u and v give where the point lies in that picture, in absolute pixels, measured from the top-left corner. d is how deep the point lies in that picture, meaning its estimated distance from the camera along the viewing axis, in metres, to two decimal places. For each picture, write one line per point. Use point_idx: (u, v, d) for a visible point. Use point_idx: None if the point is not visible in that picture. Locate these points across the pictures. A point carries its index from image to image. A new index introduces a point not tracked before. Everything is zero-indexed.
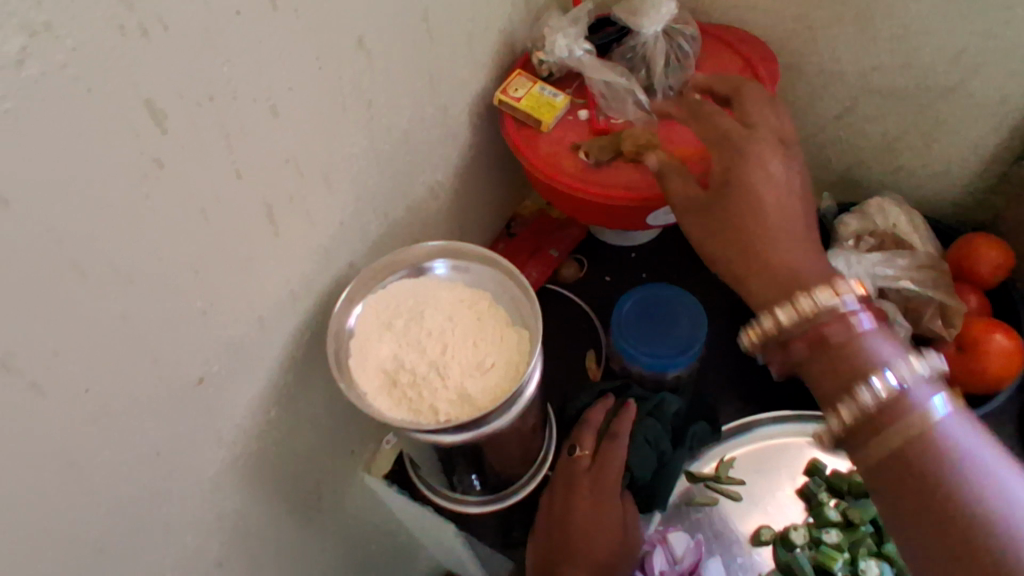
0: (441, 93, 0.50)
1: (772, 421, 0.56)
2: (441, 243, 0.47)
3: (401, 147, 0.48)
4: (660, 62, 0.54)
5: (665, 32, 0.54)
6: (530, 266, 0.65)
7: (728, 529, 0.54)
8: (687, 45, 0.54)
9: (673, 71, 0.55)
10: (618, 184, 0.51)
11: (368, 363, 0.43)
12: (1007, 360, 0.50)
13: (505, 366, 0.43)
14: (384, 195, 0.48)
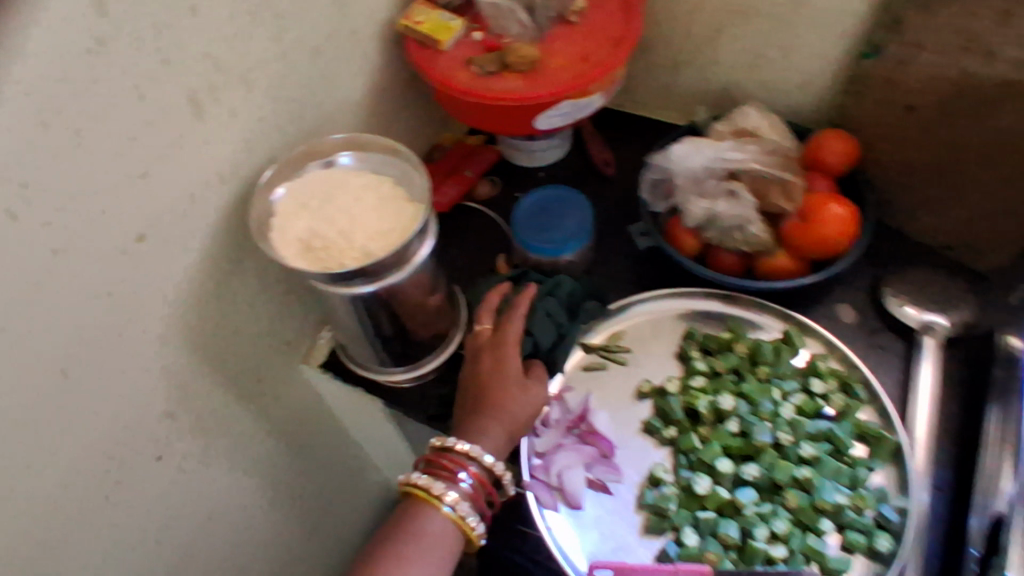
0: (350, 17, 0.58)
1: (653, 298, 0.66)
2: (345, 136, 0.56)
3: (314, 61, 0.56)
4: None
5: None
6: (447, 184, 0.74)
7: (614, 388, 0.63)
8: None
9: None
10: (505, 88, 0.60)
11: (286, 233, 0.51)
12: (840, 225, 0.59)
13: (400, 228, 0.52)
14: (301, 102, 0.56)
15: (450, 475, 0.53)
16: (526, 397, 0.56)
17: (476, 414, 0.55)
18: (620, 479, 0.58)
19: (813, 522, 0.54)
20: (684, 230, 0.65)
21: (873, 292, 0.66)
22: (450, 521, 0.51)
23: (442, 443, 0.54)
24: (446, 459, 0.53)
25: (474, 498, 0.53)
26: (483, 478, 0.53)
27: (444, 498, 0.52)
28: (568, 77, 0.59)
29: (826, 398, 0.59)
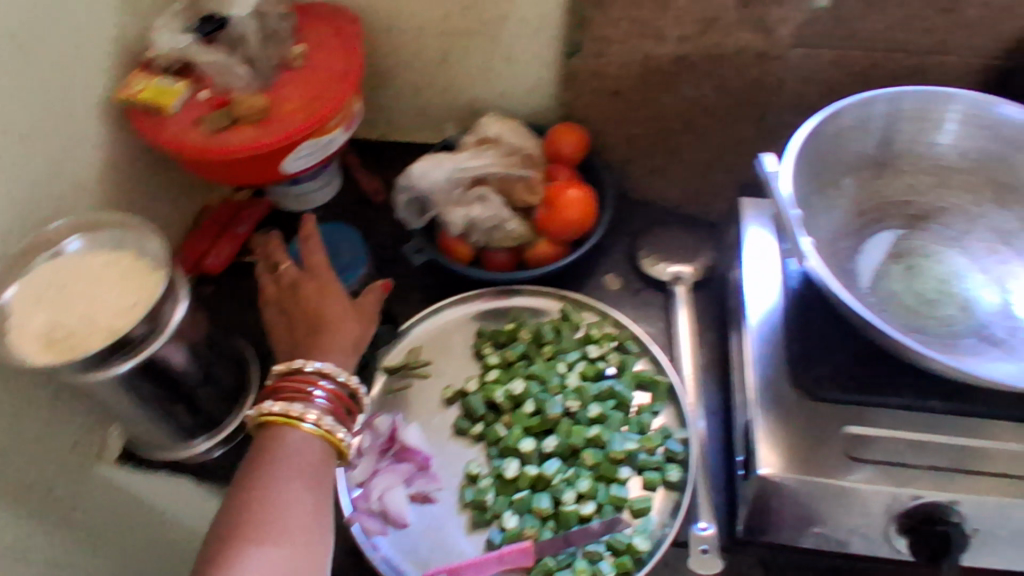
0: (59, 96, 0.57)
1: (443, 307, 0.70)
2: (71, 221, 0.55)
3: (25, 148, 0.54)
4: (252, 38, 0.65)
5: (253, 15, 0.65)
6: (219, 244, 0.74)
7: (421, 401, 0.65)
8: (277, 22, 0.66)
9: (265, 43, 0.65)
10: (240, 141, 0.61)
11: (23, 333, 0.51)
12: (581, 207, 0.67)
13: (145, 299, 0.54)
14: (20, 192, 0.54)
15: (302, 392, 0.52)
16: (354, 316, 0.60)
17: (309, 339, 0.57)
18: (440, 485, 0.60)
19: (613, 472, 0.59)
20: (453, 240, 0.69)
21: (632, 260, 0.75)
22: (314, 429, 0.50)
23: (287, 373, 0.53)
24: (295, 382, 0.52)
25: (335, 411, 0.52)
26: (339, 396, 0.53)
27: (303, 412, 0.51)
28: (299, 120, 0.62)
29: (604, 361, 0.66)
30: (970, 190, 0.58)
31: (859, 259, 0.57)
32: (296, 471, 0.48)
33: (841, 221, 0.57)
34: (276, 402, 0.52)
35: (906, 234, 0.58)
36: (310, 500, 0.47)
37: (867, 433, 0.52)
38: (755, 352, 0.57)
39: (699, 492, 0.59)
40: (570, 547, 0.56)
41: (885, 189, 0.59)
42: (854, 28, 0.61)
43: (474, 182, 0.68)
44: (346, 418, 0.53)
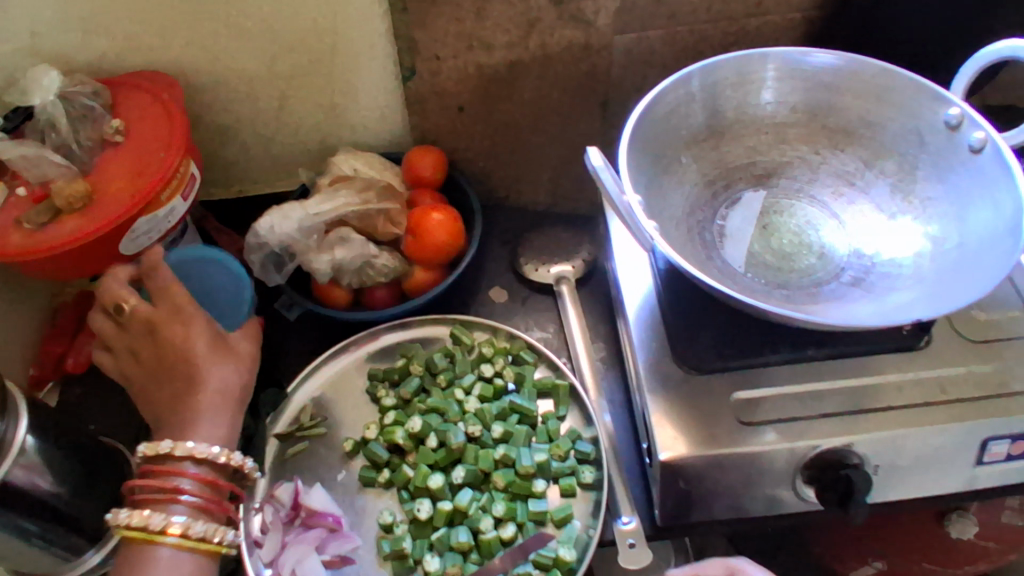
0: None
1: (329, 358, 0.67)
2: None
3: None
4: (63, 121, 0.61)
5: (61, 96, 0.62)
6: (79, 341, 0.69)
7: (321, 458, 0.63)
8: (90, 101, 0.63)
9: (80, 125, 0.63)
10: (68, 232, 0.58)
11: None
12: (445, 229, 0.66)
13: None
14: None
15: (169, 497, 0.50)
16: (220, 357, 0.55)
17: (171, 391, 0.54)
18: (356, 543, 0.57)
19: (528, 488, 0.58)
20: (326, 287, 0.67)
21: (514, 267, 0.74)
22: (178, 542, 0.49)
23: (150, 467, 0.51)
24: (163, 482, 0.51)
25: (203, 512, 0.51)
26: (213, 486, 0.52)
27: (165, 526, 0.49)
28: (127, 199, 0.59)
29: (501, 376, 0.64)
30: (805, 141, 0.60)
31: (716, 227, 0.57)
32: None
33: (691, 195, 0.58)
34: (136, 510, 0.50)
35: (757, 194, 0.59)
36: None
37: (756, 397, 0.52)
38: (637, 337, 0.56)
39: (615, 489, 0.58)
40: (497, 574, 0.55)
41: (727, 156, 0.60)
42: (669, 6, 0.64)
43: (333, 224, 0.66)
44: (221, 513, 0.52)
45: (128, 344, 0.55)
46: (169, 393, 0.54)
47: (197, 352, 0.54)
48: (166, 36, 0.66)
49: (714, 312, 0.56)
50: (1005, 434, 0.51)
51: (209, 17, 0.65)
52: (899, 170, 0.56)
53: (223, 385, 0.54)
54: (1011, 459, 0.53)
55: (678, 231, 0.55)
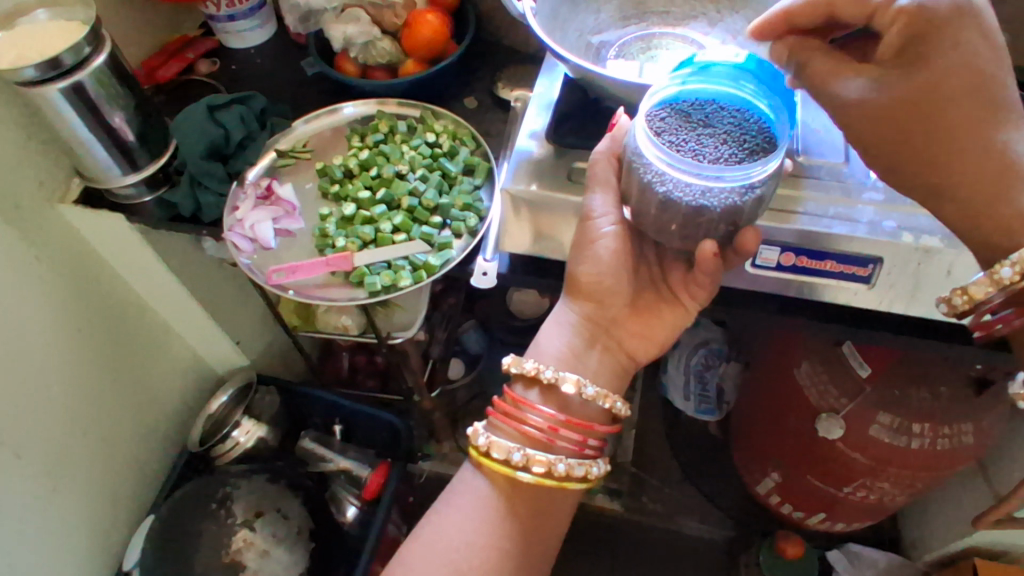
0: None
1: (329, 111, 0.88)
2: (49, 9, 0.77)
3: None
4: (239, 30, 0.98)
5: (237, 31, 0.99)
6: (171, 64, 0.95)
7: (296, 168, 0.85)
8: (248, 25, 0.98)
9: (245, 26, 0.98)
10: (191, 58, 0.96)
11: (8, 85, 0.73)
12: (432, 30, 0.85)
13: (75, 40, 0.72)
14: None
15: (520, 417, 0.63)
16: (583, 257, 0.63)
17: (570, 277, 0.64)
18: (300, 226, 0.80)
19: (425, 217, 0.77)
20: (342, 60, 0.89)
21: (491, 88, 0.91)
22: (532, 474, 0.61)
23: (479, 461, 0.63)
24: (511, 411, 0.63)
25: (535, 441, 0.63)
26: (560, 421, 0.62)
27: (523, 462, 0.61)
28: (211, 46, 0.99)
29: (441, 147, 0.82)
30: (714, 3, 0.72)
31: (611, 44, 0.72)
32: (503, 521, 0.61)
33: (604, 22, 0.73)
34: None
35: (656, 29, 0.72)
36: (442, 562, 0.59)
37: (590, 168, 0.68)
38: (535, 117, 0.73)
39: (487, 237, 0.75)
40: (382, 261, 0.75)
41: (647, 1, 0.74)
42: None
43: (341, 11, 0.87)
44: (569, 447, 0.63)
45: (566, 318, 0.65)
46: (574, 254, 0.64)
47: (577, 276, 0.64)
48: None
49: (591, 114, 0.71)
50: (775, 241, 0.63)
51: None
52: None
53: (594, 273, 0.63)
54: (781, 268, 0.64)
55: (577, 41, 0.71)
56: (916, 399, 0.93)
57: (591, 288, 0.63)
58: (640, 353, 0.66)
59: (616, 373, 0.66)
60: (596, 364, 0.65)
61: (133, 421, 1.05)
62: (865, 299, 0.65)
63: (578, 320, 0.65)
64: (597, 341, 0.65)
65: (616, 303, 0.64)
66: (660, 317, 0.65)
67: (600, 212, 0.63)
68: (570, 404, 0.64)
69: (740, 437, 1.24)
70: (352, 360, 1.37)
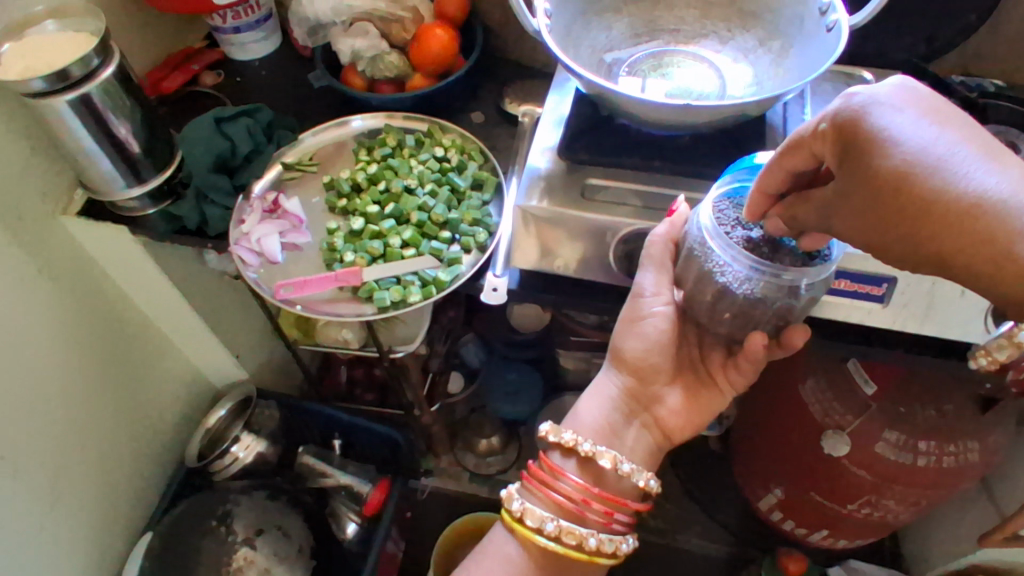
0: None
1: (337, 126, 0.87)
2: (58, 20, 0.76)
3: None
4: (244, 42, 0.98)
5: (241, 44, 0.98)
6: (176, 74, 0.94)
7: (302, 183, 0.85)
8: (251, 39, 0.98)
9: (250, 39, 0.98)
10: (195, 69, 0.96)
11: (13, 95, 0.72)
12: (441, 44, 0.84)
13: (84, 52, 0.71)
14: None
15: (554, 485, 0.64)
16: (631, 334, 0.65)
17: (619, 355, 0.66)
18: (306, 239, 0.79)
19: (435, 232, 0.77)
20: (349, 73, 0.88)
21: (498, 103, 0.91)
22: (562, 545, 0.62)
23: (512, 526, 0.64)
24: (545, 477, 0.65)
25: (566, 510, 0.64)
26: (594, 494, 0.64)
27: (555, 531, 0.62)
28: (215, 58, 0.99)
29: (450, 161, 0.82)
30: (724, 20, 0.72)
31: (624, 61, 0.71)
32: (526, 552, 0.63)
33: (616, 39, 0.73)
34: None
35: (667, 47, 0.72)
36: None
37: (602, 185, 0.68)
38: (547, 134, 0.72)
39: (496, 253, 0.74)
40: (392, 276, 0.74)
41: (658, 19, 0.74)
42: None
43: (350, 24, 0.87)
44: (599, 521, 0.64)
45: (608, 387, 0.67)
46: (623, 331, 0.66)
47: (625, 353, 0.66)
48: None
49: (602, 130, 0.71)
50: None
51: None
52: (781, 49, 0.69)
53: (640, 353, 0.65)
54: None
55: (589, 58, 0.71)
56: (921, 416, 0.93)
57: (637, 366, 0.66)
58: (679, 435, 0.68)
59: (653, 450, 0.68)
60: (633, 441, 0.67)
61: (131, 437, 1.03)
62: (879, 317, 0.64)
63: (619, 393, 0.67)
64: (640, 419, 0.67)
65: (662, 383, 0.67)
66: (698, 399, 0.68)
67: (651, 292, 0.64)
68: (609, 481, 0.66)
69: (741, 453, 1.24)
70: (351, 374, 1.36)
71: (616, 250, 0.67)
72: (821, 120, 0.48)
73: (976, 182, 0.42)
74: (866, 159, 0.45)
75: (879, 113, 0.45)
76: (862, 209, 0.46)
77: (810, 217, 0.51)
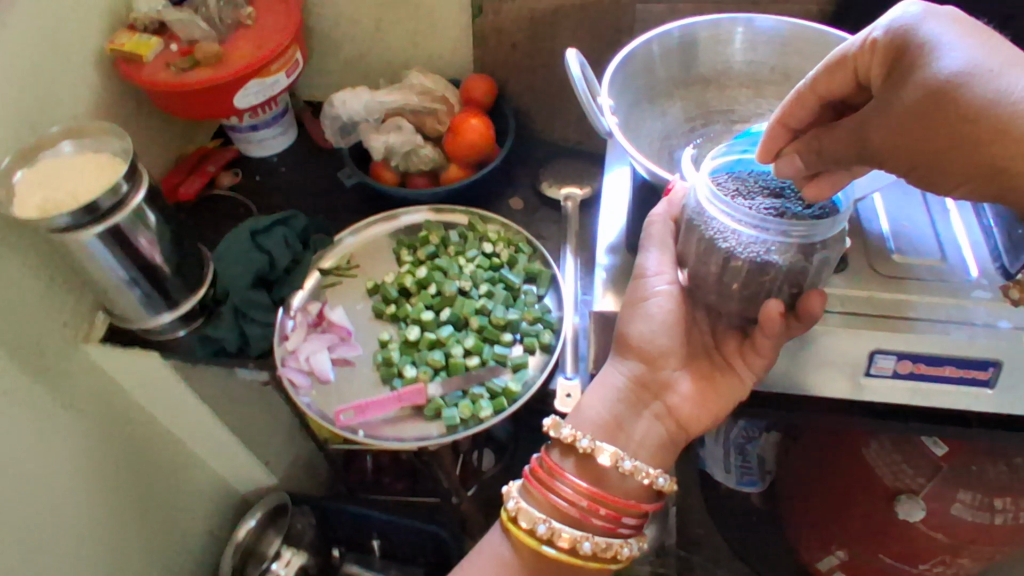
0: (53, 68, 0.72)
1: (373, 224, 0.83)
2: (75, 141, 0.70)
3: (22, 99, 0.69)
4: (261, 139, 0.92)
5: (258, 142, 0.93)
6: (192, 179, 0.89)
7: (344, 289, 0.79)
8: (267, 135, 0.92)
9: (266, 136, 0.92)
10: (211, 171, 0.90)
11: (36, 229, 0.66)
12: (477, 134, 0.81)
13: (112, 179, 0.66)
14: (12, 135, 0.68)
15: (552, 486, 0.58)
16: (633, 315, 0.58)
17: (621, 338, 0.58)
18: (357, 352, 0.74)
19: (496, 336, 0.73)
20: (379, 166, 0.85)
21: (535, 185, 0.87)
22: (558, 549, 0.57)
23: (506, 525, 0.59)
24: (543, 477, 0.59)
25: (566, 514, 0.57)
26: (595, 497, 0.57)
27: (548, 535, 0.57)
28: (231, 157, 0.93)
29: (499, 256, 0.78)
30: (779, 98, 0.71)
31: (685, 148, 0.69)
32: (520, 555, 0.59)
33: (672, 124, 0.70)
34: None
35: (727, 130, 0.70)
36: None
37: None
38: (610, 225, 0.69)
39: (565, 354, 0.70)
40: (458, 389, 0.70)
41: (710, 100, 0.72)
42: None
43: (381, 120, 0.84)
44: (601, 525, 0.57)
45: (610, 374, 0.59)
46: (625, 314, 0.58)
47: (628, 335, 0.58)
48: None
49: None
50: (890, 350, 0.60)
51: None
52: None
53: (642, 334, 0.57)
54: (897, 376, 0.61)
55: (650, 146, 0.68)
56: (992, 472, 0.89)
57: (640, 348, 0.57)
58: (695, 427, 0.57)
59: (667, 450, 0.58)
60: (642, 435, 0.57)
61: (158, 566, 0.96)
62: (988, 402, 0.61)
63: (626, 383, 0.57)
64: (646, 411, 0.57)
65: (668, 366, 0.57)
66: (716, 392, 0.57)
67: (653, 269, 0.58)
68: (611, 478, 0.58)
69: (793, 513, 1.20)
70: (378, 463, 1.29)
71: None
72: (877, 33, 0.45)
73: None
74: (915, 72, 0.44)
75: (925, 29, 0.44)
76: (912, 121, 0.44)
77: (841, 146, 0.46)
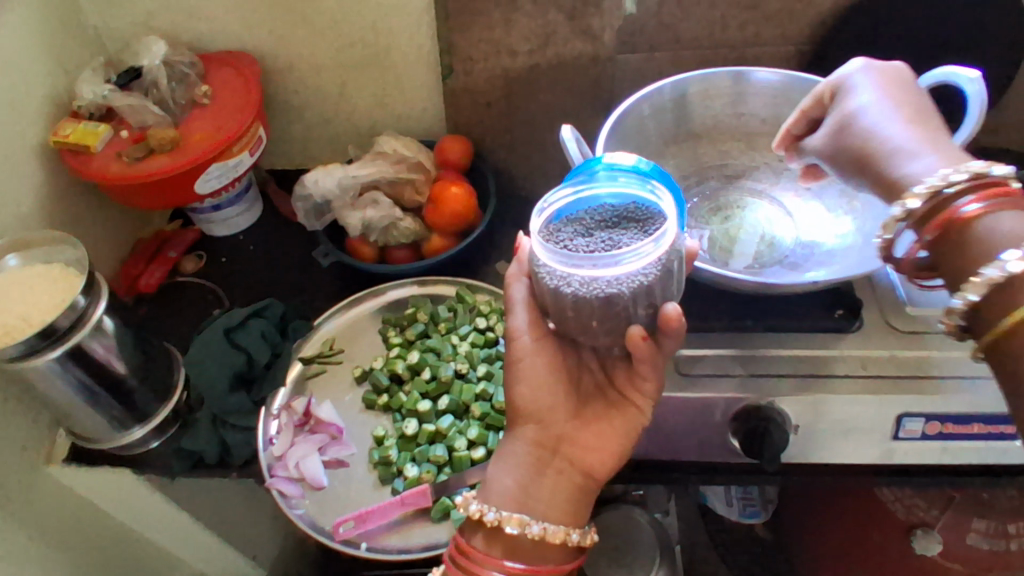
0: None
1: (354, 305, 0.78)
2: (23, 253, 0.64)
3: None
4: (225, 217, 0.86)
5: (223, 220, 0.86)
6: (152, 267, 0.83)
7: (328, 378, 0.74)
8: (232, 213, 0.86)
9: (231, 214, 0.86)
10: (172, 258, 0.84)
11: None
12: (461, 202, 0.77)
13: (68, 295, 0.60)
14: None
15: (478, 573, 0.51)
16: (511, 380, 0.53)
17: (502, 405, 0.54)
18: (352, 450, 0.69)
19: (500, 422, 0.68)
20: (357, 243, 0.79)
21: None
22: None
23: None
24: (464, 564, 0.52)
25: None
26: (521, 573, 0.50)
27: None
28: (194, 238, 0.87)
29: (494, 330, 0.73)
30: (773, 149, 0.69)
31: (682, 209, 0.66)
32: None
33: None
34: None
35: (724, 187, 0.67)
36: None
37: (697, 354, 0.61)
38: None
39: None
40: (466, 486, 0.65)
41: (702, 156, 0.69)
42: (674, 32, 0.76)
43: (357, 194, 0.79)
44: None
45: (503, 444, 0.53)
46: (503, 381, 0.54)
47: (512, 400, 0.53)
48: (259, 35, 0.79)
49: None
50: (919, 413, 0.58)
51: (294, 29, 0.78)
52: None
53: (524, 392, 0.52)
54: (926, 437, 0.59)
55: None
56: None
57: (522, 406, 0.53)
58: (602, 470, 0.52)
59: (582, 500, 0.52)
60: (549, 493, 0.52)
61: None
62: (1015, 452, 0.61)
63: (521, 447, 0.52)
64: (548, 468, 0.52)
65: (558, 414, 0.52)
66: (613, 426, 0.52)
67: (518, 324, 0.53)
68: (531, 551, 0.51)
69: None
70: None
71: (740, 432, 0.58)
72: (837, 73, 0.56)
73: (866, 130, 0.51)
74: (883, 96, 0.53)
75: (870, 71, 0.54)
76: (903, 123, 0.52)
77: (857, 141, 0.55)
